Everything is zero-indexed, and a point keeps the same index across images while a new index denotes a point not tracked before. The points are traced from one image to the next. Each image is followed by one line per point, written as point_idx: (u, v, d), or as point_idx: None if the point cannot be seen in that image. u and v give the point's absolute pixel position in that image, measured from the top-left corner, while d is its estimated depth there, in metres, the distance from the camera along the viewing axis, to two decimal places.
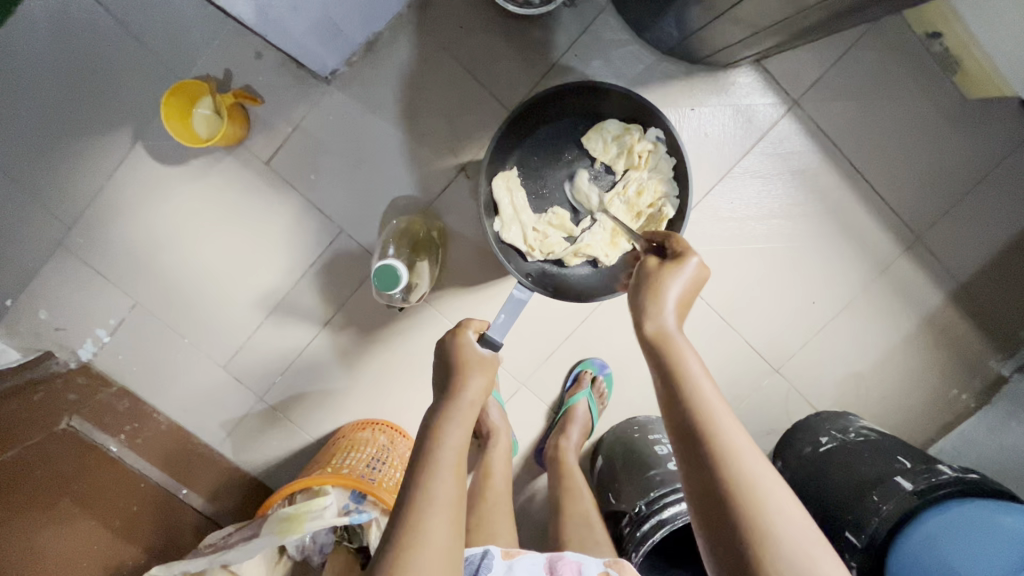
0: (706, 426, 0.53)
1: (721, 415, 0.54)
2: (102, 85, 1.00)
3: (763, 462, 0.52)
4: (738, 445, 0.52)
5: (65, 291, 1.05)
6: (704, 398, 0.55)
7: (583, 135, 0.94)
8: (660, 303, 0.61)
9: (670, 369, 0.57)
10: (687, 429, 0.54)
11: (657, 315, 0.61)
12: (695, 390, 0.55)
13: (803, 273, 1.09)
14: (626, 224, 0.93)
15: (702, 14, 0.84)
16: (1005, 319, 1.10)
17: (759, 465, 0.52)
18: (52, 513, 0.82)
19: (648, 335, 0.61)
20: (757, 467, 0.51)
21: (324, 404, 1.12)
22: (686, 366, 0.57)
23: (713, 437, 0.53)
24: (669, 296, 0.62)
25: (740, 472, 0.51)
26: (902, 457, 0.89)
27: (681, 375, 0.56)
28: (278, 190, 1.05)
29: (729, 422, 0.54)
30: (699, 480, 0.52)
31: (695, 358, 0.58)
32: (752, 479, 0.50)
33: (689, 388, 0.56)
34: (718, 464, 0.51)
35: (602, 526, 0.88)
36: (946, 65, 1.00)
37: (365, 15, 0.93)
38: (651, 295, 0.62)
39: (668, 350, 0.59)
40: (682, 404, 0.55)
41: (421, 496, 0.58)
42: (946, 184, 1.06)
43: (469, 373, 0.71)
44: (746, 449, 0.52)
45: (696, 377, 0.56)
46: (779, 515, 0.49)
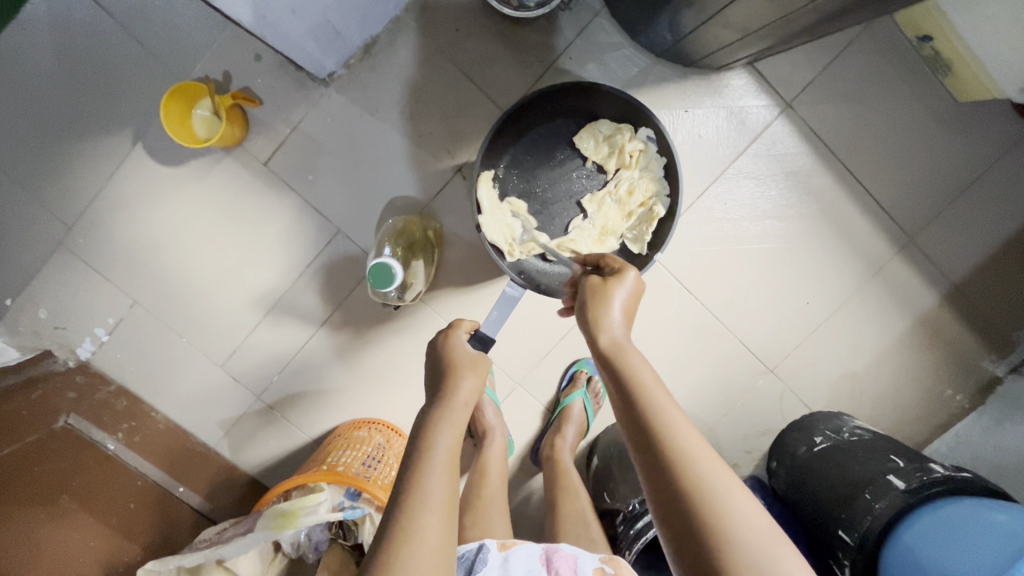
0: (660, 431, 0.55)
1: (673, 418, 0.56)
2: (103, 87, 1.01)
3: (714, 458, 0.55)
4: (690, 445, 0.55)
5: (65, 291, 1.06)
6: (656, 404, 0.57)
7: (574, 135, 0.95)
8: (605, 317, 0.63)
9: (622, 379, 0.60)
10: (643, 436, 0.56)
11: (606, 328, 0.63)
12: (648, 397, 0.57)
13: (797, 273, 1.10)
14: (617, 222, 0.95)
15: (694, 17, 0.85)
16: (999, 320, 1.10)
17: (710, 461, 0.54)
18: (50, 510, 0.83)
19: (599, 348, 0.63)
20: (710, 464, 0.54)
21: (321, 403, 1.13)
22: (637, 375, 0.59)
23: (667, 442, 0.54)
24: (614, 310, 0.64)
25: (694, 469, 0.53)
26: (895, 456, 0.90)
27: (632, 385, 0.59)
28: (276, 190, 1.06)
29: (681, 423, 0.56)
30: (659, 485, 0.54)
31: (645, 366, 0.60)
32: (706, 477, 0.53)
33: (640, 397, 0.58)
34: (676, 467, 0.53)
35: (598, 525, 0.89)
36: (937, 68, 1.02)
37: (362, 18, 0.94)
38: (597, 310, 0.64)
39: (621, 361, 0.61)
40: (638, 412, 0.57)
41: (414, 494, 0.59)
42: (939, 186, 1.07)
43: (462, 373, 0.71)
44: (698, 448, 0.54)
45: (646, 384, 0.58)
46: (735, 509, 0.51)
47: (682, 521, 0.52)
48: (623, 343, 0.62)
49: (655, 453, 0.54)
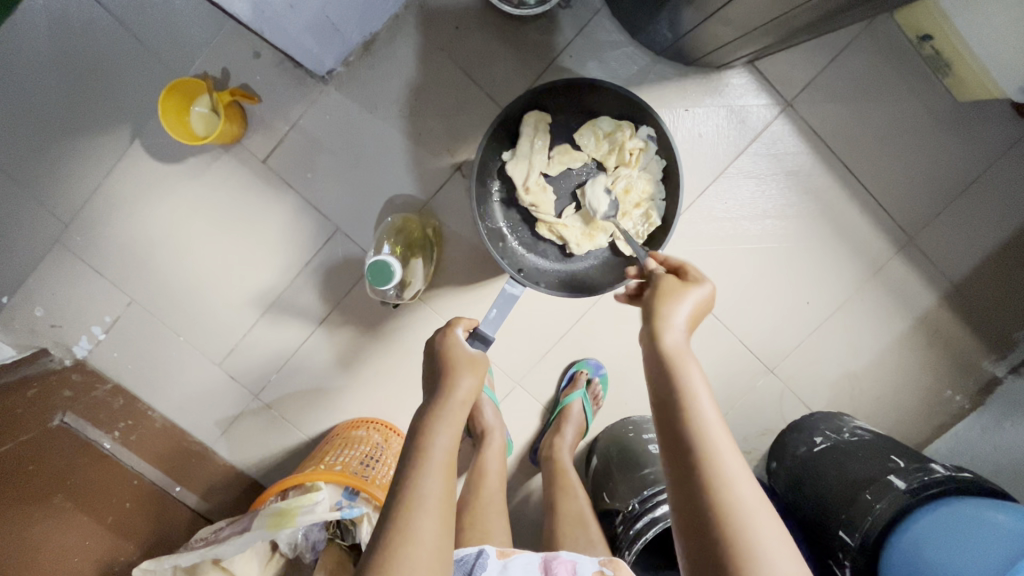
0: (705, 457, 0.52)
1: (722, 445, 0.53)
2: (101, 83, 1.01)
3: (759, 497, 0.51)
4: (736, 478, 0.51)
5: (61, 288, 1.06)
6: (707, 427, 0.54)
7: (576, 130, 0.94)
8: (667, 323, 0.59)
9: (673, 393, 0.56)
10: (684, 458, 0.53)
11: (662, 334, 0.58)
12: (698, 418, 0.54)
13: (797, 273, 1.10)
14: (611, 220, 0.94)
15: (694, 15, 0.84)
16: (999, 320, 1.10)
17: (754, 501, 0.51)
18: (45, 508, 0.82)
19: (653, 351, 0.59)
20: (754, 503, 0.51)
21: (319, 402, 1.12)
22: (690, 389, 0.55)
23: (710, 469, 0.51)
24: (675, 317, 0.59)
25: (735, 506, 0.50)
26: (895, 457, 0.89)
27: (683, 400, 0.55)
28: (275, 188, 1.06)
29: (722, 442, 0.53)
30: (691, 512, 0.51)
31: (700, 382, 0.56)
32: (746, 515, 0.50)
33: (692, 416, 0.54)
34: (712, 498, 0.50)
35: (597, 526, 0.88)
36: (937, 67, 1.01)
37: (362, 14, 0.94)
38: (657, 313, 0.60)
39: (674, 369, 0.57)
40: (684, 432, 0.54)
41: (410, 495, 0.58)
42: (939, 185, 1.07)
43: (460, 373, 0.71)
44: (743, 485, 0.51)
45: (699, 402, 0.55)
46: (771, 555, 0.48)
47: (707, 553, 0.49)
48: (680, 351, 0.58)
49: (694, 478, 0.52)
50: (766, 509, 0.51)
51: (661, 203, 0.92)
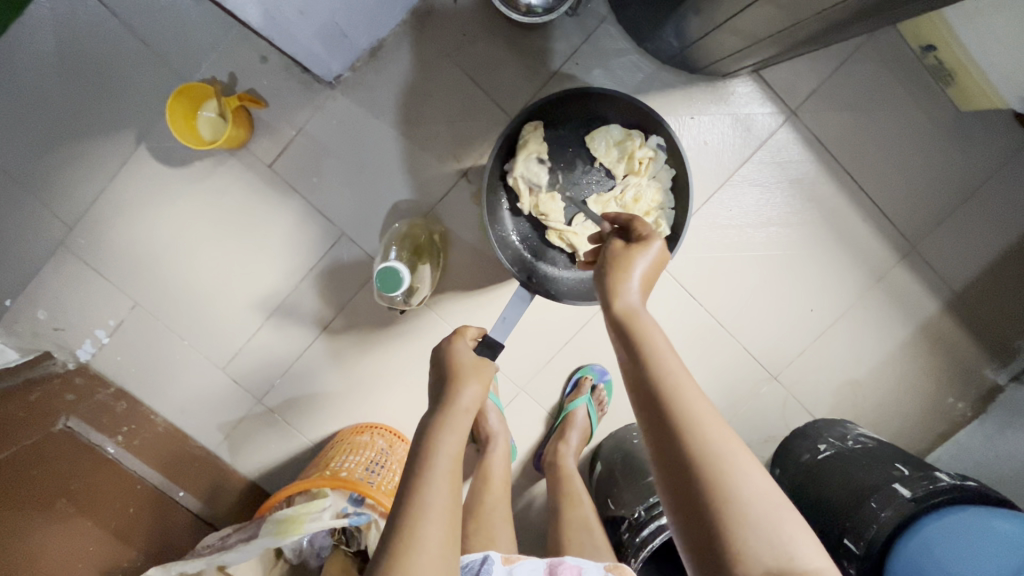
0: (669, 396, 0.54)
1: (684, 385, 0.55)
2: (107, 87, 1.01)
3: (725, 428, 0.53)
4: (702, 413, 0.54)
5: (65, 292, 1.05)
6: (667, 371, 0.56)
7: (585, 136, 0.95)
8: (625, 282, 0.62)
9: (635, 347, 0.59)
10: (652, 400, 0.55)
11: (622, 295, 0.62)
12: (660, 364, 0.57)
13: (801, 280, 1.10)
14: None
15: (702, 25, 0.85)
16: (1000, 328, 1.11)
17: (719, 429, 0.53)
18: (47, 514, 0.81)
19: (614, 311, 0.62)
20: (722, 434, 0.53)
21: (323, 407, 1.12)
22: (648, 339, 0.58)
23: (676, 408, 0.54)
24: (633, 276, 0.63)
25: (701, 435, 0.52)
26: (900, 465, 0.90)
27: (643, 349, 0.58)
28: (281, 193, 1.06)
29: (685, 384, 0.55)
30: (664, 451, 0.53)
31: (659, 333, 0.59)
32: (714, 445, 0.52)
33: (652, 363, 0.57)
34: (682, 433, 0.52)
35: (602, 532, 0.87)
36: (941, 77, 1.02)
37: (370, 20, 0.94)
38: (616, 275, 0.63)
39: (633, 326, 0.60)
40: (649, 379, 0.56)
41: (416, 504, 0.58)
42: (942, 194, 1.08)
43: (465, 380, 0.71)
44: (710, 419, 0.53)
45: (658, 350, 0.58)
46: (741, 478, 0.50)
47: (684, 487, 0.51)
48: (638, 309, 0.61)
49: (663, 418, 0.54)
50: (733, 437, 0.53)
51: (670, 212, 0.93)
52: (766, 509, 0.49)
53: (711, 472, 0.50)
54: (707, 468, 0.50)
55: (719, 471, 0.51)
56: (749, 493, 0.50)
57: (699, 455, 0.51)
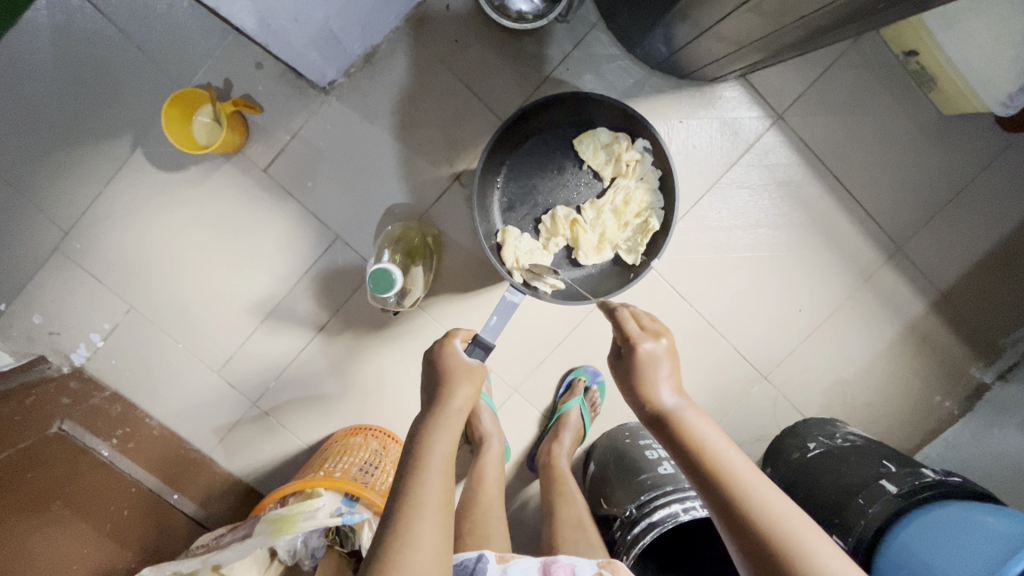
0: (731, 488, 0.55)
1: (739, 471, 0.57)
2: (103, 93, 1.02)
3: (790, 506, 0.55)
4: (766, 496, 0.55)
5: (60, 296, 1.06)
6: (723, 462, 0.57)
7: (573, 139, 0.97)
8: (655, 382, 0.63)
9: (682, 444, 0.59)
10: (719, 498, 0.56)
11: (656, 396, 0.62)
12: (714, 458, 0.58)
13: (790, 281, 1.12)
14: (615, 232, 0.96)
15: (688, 31, 0.87)
16: (985, 327, 1.12)
17: (788, 510, 0.54)
18: (40, 518, 0.82)
19: (651, 414, 0.63)
20: (792, 514, 0.54)
21: (318, 410, 1.13)
22: (695, 433, 0.59)
23: (743, 501, 0.55)
24: (660, 374, 0.63)
25: (775, 520, 0.53)
26: (887, 462, 0.91)
27: (691, 445, 0.59)
28: (276, 197, 1.07)
29: (741, 465, 0.58)
30: (747, 549, 0.53)
31: (702, 424, 0.61)
32: (792, 530, 0.53)
33: (706, 459, 0.58)
34: (762, 523, 0.53)
35: (595, 531, 0.88)
36: (923, 81, 1.05)
37: (363, 27, 0.95)
38: (644, 380, 0.63)
39: (676, 424, 0.61)
40: (706, 474, 0.57)
41: (410, 502, 0.59)
42: (926, 195, 1.10)
43: (458, 382, 0.72)
44: (776, 500, 0.55)
45: (705, 441, 0.59)
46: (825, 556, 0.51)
47: None
48: (675, 406, 0.62)
49: (734, 512, 0.54)
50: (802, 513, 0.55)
51: (660, 211, 0.94)
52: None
53: (800, 557, 0.51)
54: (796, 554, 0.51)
55: (807, 556, 0.51)
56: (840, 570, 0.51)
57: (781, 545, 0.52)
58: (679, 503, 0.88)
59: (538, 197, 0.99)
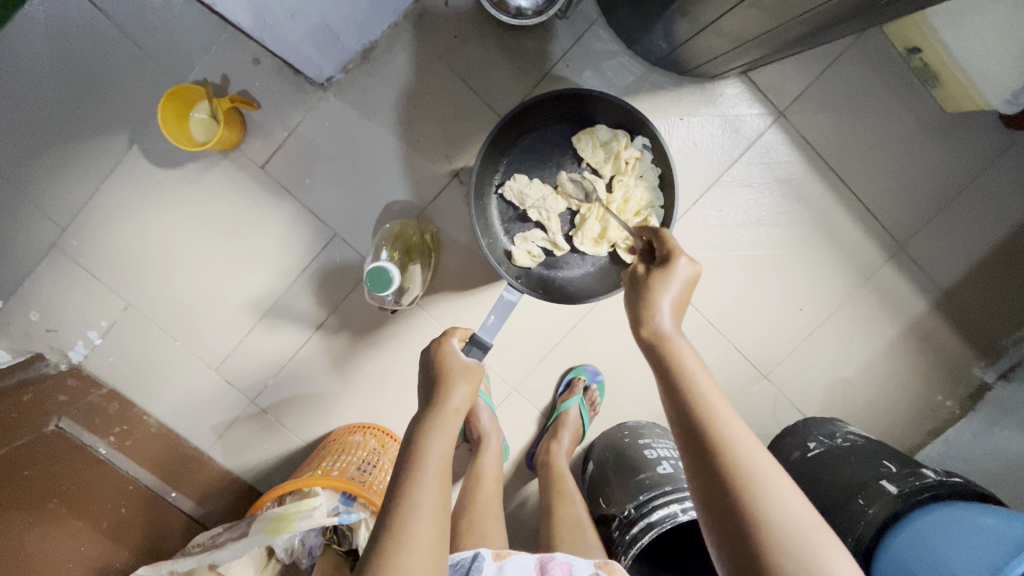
0: (705, 416, 0.56)
1: (718, 405, 0.56)
2: (100, 89, 1.01)
3: (762, 451, 0.54)
4: (738, 433, 0.55)
5: (57, 293, 1.05)
6: (702, 392, 0.57)
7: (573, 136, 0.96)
8: (658, 304, 0.63)
9: (669, 368, 0.60)
10: (691, 423, 0.56)
11: (654, 319, 0.63)
12: (695, 388, 0.57)
13: (790, 280, 1.11)
14: (615, 230, 0.94)
15: (688, 27, 0.86)
16: (987, 326, 1.12)
17: (757, 449, 0.54)
18: (37, 515, 0.82)
19: (646, 334, 0.63)
20: (758, 455, 0.54)
21: (316, 408, 1.12)
22: (682, 360, 0.60)
23: (713, 430, 0.55)
24: (663, 299, 0.63)
25: (739, 457, 0.53)
26: (887, 462, 0.90)
27: (676, 371, 0.59)
28: (274, 194, 1.06)
29: (720, 402, 0.57)
30: (702, 474, 0.54)
31: (692, 356, 0.61)
32: (754, 469, 0.52)
33: (688, 384, 0.58)
34: (722, 453, 0.53)
35: (593, 531, 0.88)
36: (926, 78, 1.04)
37: (361, 23, 0.95)
38: (649, 298, 0.63)
39: (666, 350, 0.61)
40: (683, 398, 0.57)
41: (405, 503, 0.58)
42: (928, 194, 1.09)
43: (455, 382, 0.71)
44: (746, 439, 0.55)
45: (691, 370, 0.59)
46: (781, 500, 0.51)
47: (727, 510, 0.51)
48: (670, 332, 0.62)
49: (700, 439, 0.55)
50: (774, 461, 0.54)
51: (660, 210, 0.94)
52: (808, 529, 0.50)
53: (754, 495, 0.51)
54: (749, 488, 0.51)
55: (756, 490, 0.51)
56: (791, 515, 0.50)
57: (739, 477, 0.52)
58: (678, 503, 0.88)
59: None
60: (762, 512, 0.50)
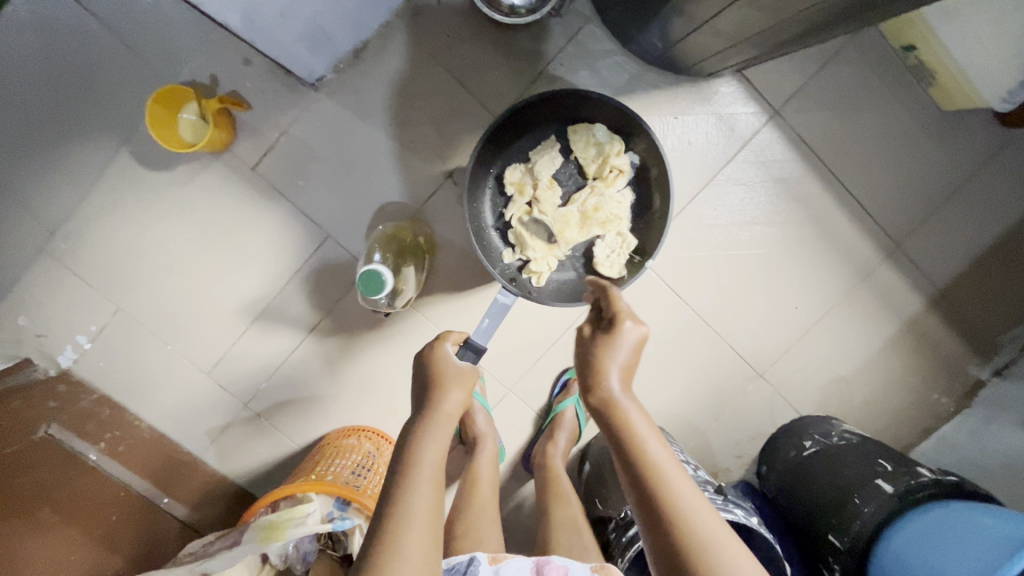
0: (656, 487, 0.55)
1: (670, 472, 0.56)
2: (87, 90, 1.00)
3: (714, 515, 0.55)
4: (690, 503, 0.55)
5: (46, 298, 1.04)
6: (653, 461, 0.57)
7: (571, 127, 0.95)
8: (607, 370, 0.63)
9: (619, 436, 0.59)
10: (644, 495, 0.55)
11: (602, 384, 0.62)
12: (646, 459, 0.57)
13: (786, 278, 1.11)
14: (574, 233, 0.94)
15: (684, 26, 0.85)
16: (982, 323, 1.12)
17: (706, 513, 0.55)
18: (27, 524, 0.81)
19: (596, 400, 0.62)
20: (709, 519, 0.54)
21: (311, 411, 1.12)
22: (631, 425, 0.59)
23: (665, 501, 0.54)
24: (611, 362, 0.63)
25: (692, 527, 0.53)
26: (883, 460, 0.90)
27: (626, 440, 0.59)
28: (266, 196, 1.05)
29: (671, 468, 0.57)
30: (660, 544, 0.54)
31: (640, 420, 0.60)
32: (707, 536, 0.53)
33: (639, 454, 0.57)
34: (677, 524, 0.53)
35: (590, 533, 0.87)
36: (922, 76, 1.03)
37: (353, 22, 0.93)
38: (599, 364, 0.63)
39: (615, 416, 0.61)
40: (636, 469, 0.57)
41: (398, 511, 0.57)
42: (923, 192, 1.09)
43: (448, 387, 0.71)
44: (698, 506, 0.55)
45: (641, 438, 0.58)
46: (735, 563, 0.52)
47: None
48: (619, 396, 0.62)
49: (656, 512, 0.54)
50: (725, 525, 0.54)
51: (625, 229, 0.94)
52: None
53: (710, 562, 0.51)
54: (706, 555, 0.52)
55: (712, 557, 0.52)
56: None
57: (694, 545, 0.52)
58: None
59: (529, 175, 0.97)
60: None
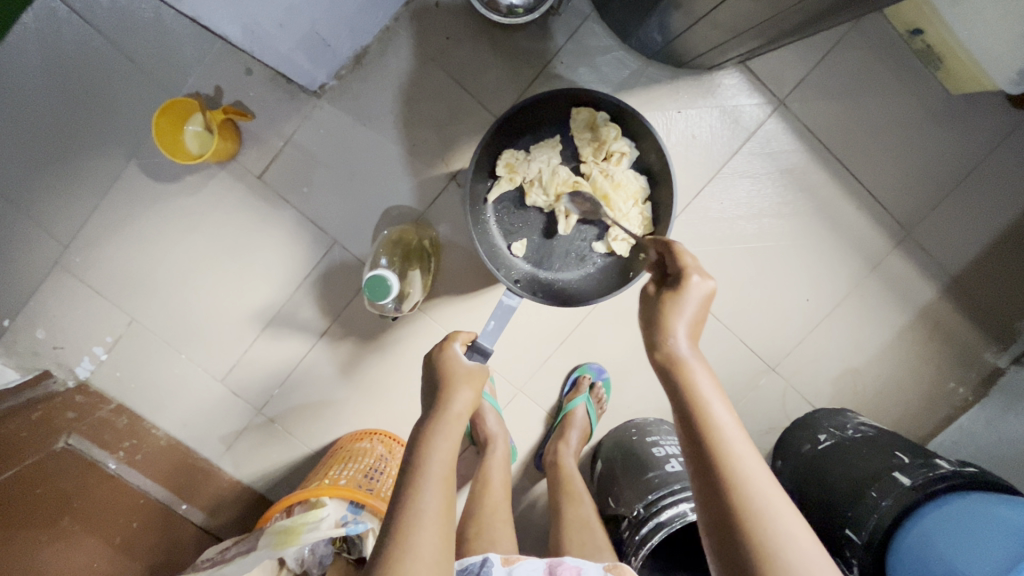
0: (714, 446, 0.54)
1: (734, 442, 0.55)
2: (94, 106, 1.01)
3: (778, 489, 0.53)
4: (751, 473, 0.53)
5: (62, 311, 1.06)
6: (717, 423, 0.56)
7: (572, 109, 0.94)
8: (674, 327, 0.61)
9: (686, 395, 0.58)
10: (701, 453, 0.55)
11: (671, 340, 0.61)
12: (709, 423, 0.56)
13: (795, 270, 1.10)
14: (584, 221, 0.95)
15: (682, 20, 0.84)
16: (999, 310, 1.10)
17: (771, 488, 0.52)
18: (51, 532, 0.81)
19: (661, 355, 0.61)
20: (768, 489, 0.52)
21: (323, 416, 1.13)
22: (697, 387, 0.58)
23: (732, 472, 0.53)
24: (679, 322, 0.61)
25: (746, 494, 0.52)
26: (900, 453, 0.89)
27: (690, 401, 0.57)
28: (272, 204, 1.06)
29: (736, 438, 0.55)
30: (714, 505, 0.53)
31: (711, 388, 0.58)
32: (768, 513, 0.51)
33: (704, 415, 0.56)
34: (731, 488, 0.52)
35: (603, 531, 0.87)
36: (928, 61, 1.02)
37: (351, 29, 0.94)
38: (664, 320, 0.62)
39: (682, 375, 0.59)
40: (694, 421, 0.56)
41: (410, 509, 0.58)
42: (934, 178, 1.07)
43: (458, 387, 0.71)
44: (757, 475, 0.53)
45: (709, 402, 0.57)
46: (793, 535, 0.50)
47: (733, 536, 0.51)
48: (687, 355, 0.60)
49: (712, 472, 0.54)
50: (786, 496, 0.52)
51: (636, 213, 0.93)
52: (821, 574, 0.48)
53: (763, 525, 0.50)
54: (757, 520, 0.50)
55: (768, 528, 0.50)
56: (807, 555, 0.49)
57: (747, 512, 0.51)
58: (687, 503, 0.88)
59: (532, 159, 0.95)
60: (773, 546, 0.49)
